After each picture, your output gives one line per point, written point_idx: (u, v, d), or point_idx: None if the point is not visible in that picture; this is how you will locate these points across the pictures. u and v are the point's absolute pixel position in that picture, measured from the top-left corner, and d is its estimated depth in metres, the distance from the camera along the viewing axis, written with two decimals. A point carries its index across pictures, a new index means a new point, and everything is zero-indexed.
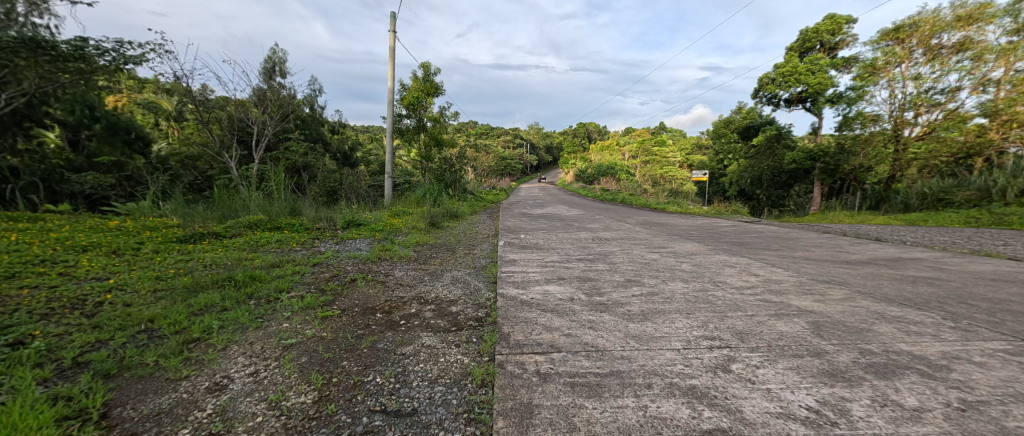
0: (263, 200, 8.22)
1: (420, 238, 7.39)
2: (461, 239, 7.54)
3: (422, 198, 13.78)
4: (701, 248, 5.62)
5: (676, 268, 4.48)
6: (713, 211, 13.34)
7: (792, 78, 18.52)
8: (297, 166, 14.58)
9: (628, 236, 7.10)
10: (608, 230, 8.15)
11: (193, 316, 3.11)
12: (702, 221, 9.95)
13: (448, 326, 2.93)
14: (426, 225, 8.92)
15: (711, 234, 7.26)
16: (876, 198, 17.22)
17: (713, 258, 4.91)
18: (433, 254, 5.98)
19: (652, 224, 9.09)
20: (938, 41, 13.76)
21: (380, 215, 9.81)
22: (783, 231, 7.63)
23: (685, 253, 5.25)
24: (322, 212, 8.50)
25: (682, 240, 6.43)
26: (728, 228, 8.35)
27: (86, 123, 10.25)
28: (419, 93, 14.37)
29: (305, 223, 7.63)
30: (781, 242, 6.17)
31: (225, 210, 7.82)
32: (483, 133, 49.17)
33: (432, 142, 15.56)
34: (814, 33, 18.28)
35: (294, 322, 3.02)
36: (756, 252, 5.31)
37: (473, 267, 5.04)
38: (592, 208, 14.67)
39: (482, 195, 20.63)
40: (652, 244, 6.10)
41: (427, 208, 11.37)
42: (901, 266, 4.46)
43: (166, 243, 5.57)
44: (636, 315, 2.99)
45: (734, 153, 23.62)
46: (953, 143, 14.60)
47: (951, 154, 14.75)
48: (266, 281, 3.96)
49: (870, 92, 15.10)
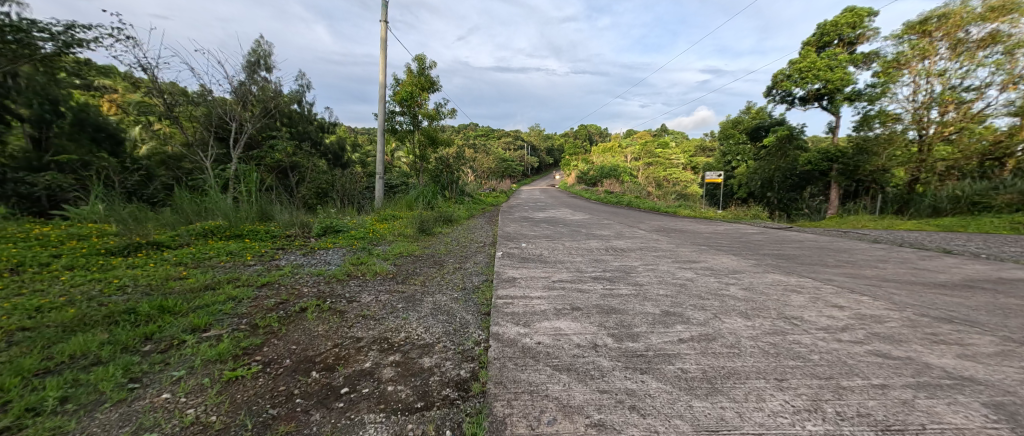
0: (227, 203, 7.21)
1: (405, 247, 6.37)
2: (453, 248, 6.55)
3: (416, 200, 12.79)
4: (743, 263, 4.59)
5: (724, 293, 3.45)
6: (731, 216, 12.33)
7: (809, 73, 17.49)
8: (283, 167, 13.64)
9: (648, 247, 6.08)
10: (621, 238, 7.13)
11: (35, 378, 2.11)
12: (724, 227, 8.95)
13: (411, 401, 1.92)
14: (414, 232, 7.89)
15: (743, 244, 6.24)
16: (900, 201, 15.94)
17: (766, 279, 3.87)
18: (417, 270, 4.91)
19: (670, 231, 8.07)
20: (964, 35, 12.74)
21: (365, 220, 8.81)
22: (824, 241, 6.61)
23: (727, 271, 4.22)
24: (296, 216, 7.50)
25: (713, 252, 5.40)
26: (759, 236, 7.33)
27: (49, 119, 8.74)
28: (412, 87, 13.39)
29: (273, 230, 6.62)
30: (835, 256, 5.13)
31: (180, 217, 6.80)
32: (483, 134, 48.30)
33: (427, 141, 14.44)
34: (833, 27, 17.31)
35: (179, 391, 2.01)
36: (816, 269, 4.27)
37: (462, 289, 3.99)
38: (598, 212, 13.67)
39: (480, 198, 19.65)
40: (680, 258, 5.07)
41: (419, 212, 10.36)
42: (1020, 291, 3.42)
43: (88, 256, 4.53)
44: (698, 382, 1.98)
45: (744, 155, 22.67)
46: (973, 145, 13.85)
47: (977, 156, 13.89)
48: (180, 315, 2.94)
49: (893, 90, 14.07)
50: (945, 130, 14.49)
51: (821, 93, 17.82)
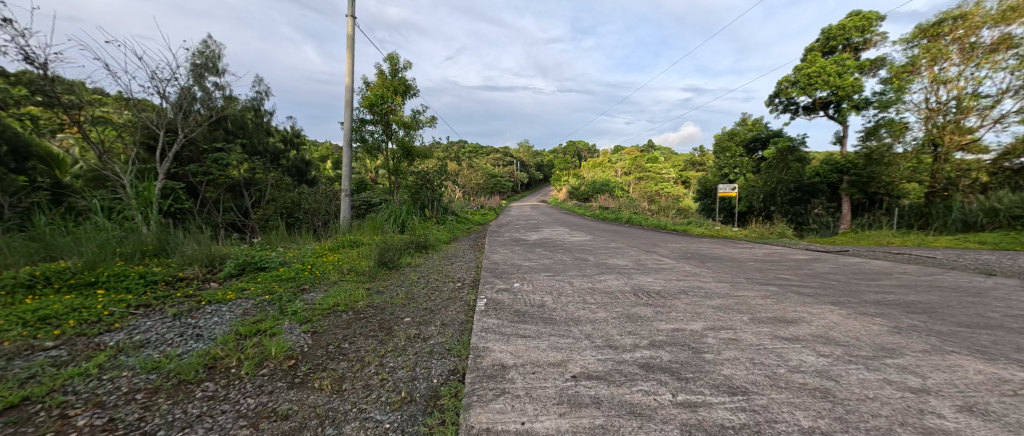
0: (101, 236, 5.17)
1: (346, 295, 4.43)
2: (416, 295, 4.63)
3: (386, 222, 10.86)
4: (877, 330, 2.82)
5: (945, 429, 1.66)
6: (754, 234, 10.69)
7: (818, 79, 15.72)
8: (237, 185, 11.66)
9: (694, 288, 4.30)
10: (647, 272, 5.34)
11: None
12: (763, 251, 7.27)
13: None
14: (370, 268, 5.91)
15: (823, 282, 4.50)
16: (920, 216, 14.37)
17: (968, 374, 2.12)
18: (342, 347, 3.00)
19: (704, 259, 6.34)
20: (977, 39, 11.37)
21: (308, 251, 6.81)
22: (921, 274, 4.95)
23: (870, 351, 2.45)
24: (203, 248, 5.50)
25: (801, 301, 3.65)
26: (825, 266, 5.63)
27: None
28: (384, 90, 11.59)
29: (156, 272, 4.63)
30: (987, 306, 3.41)
31: (19, 257, 4.70)
32: (471, 150, 46.75)
33: (401, 154, 12.55)
34: (839, 31, 15.73)
35: None
36: (1016, 344, 2.53)
37: (399, 410, 2.09)
38: (600, 232, 11.96)
39: (466, 216, 17.79)
40: (760, 314, 3.28)
41: (386, 237, 8.39)
42: None
43: None
44: None
45: (741, 166, 20.25)
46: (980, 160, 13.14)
47: (980, 168, 13.33)
48: None
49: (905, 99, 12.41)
50: (946, 134, 13.26)
51: (828, 101, 16.25)
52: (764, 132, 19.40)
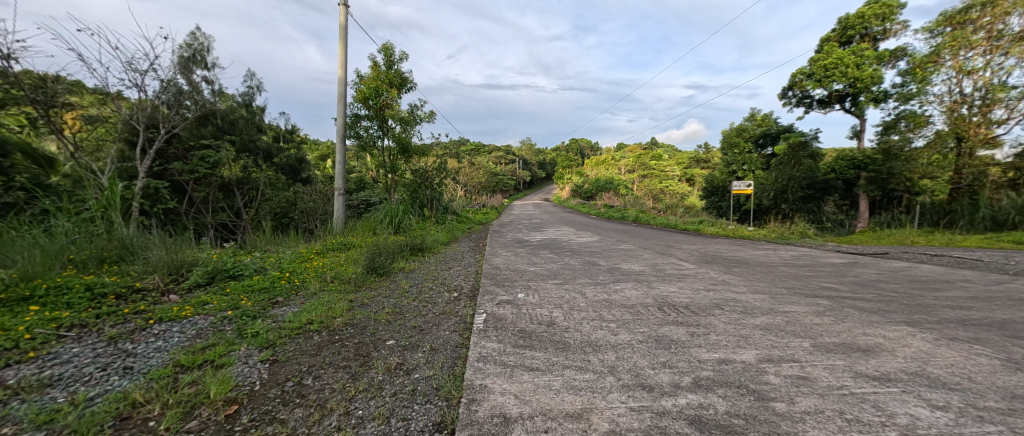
0: (50, 242, 4.55)
1: (325, 311, 3.82)
2: (406, 309, 4.01)
3: (382, 222, 10.27)
4: (987, 366, 2.20)
5: None
6: (772, 234, 10.04)
7: (835, 71, 14.81)
8: (229, 184, 11.04)
9: (730, 301, 3.67)
10: (669, 280, 4.70)
11: None
12: (791, 255, 6.62)
13: None
14: (357, 275, 5.29)
15: (880, 293, 3.87)
16: (942, 214, 13.48)
17: None
18: (304, 384, 2.40)
19: (730, 263, 5.72)
20: (1005, 26, 10.50)
21: (293, 256, 6.21)
22: (986, 282, 4.31)
23: (1001, 402, 1.84)
24: (170, 254, 4.89)
25: (867, 319, 3.03)
26: (870, 271, 4.99)
27: None
28: (378, 83, 10.95)
29: (105, 283, 4.02)
30: None
31: None
32: (473, 149, 46.14)
33: (397, 150, 11.92)
34: (858, 19, 14.88)
35: None
36: None
37: None
38: (608, 232, 11.35)
39: (466, 215, 17.21)
40: (824, 339, 2.65)
41: (379, 239, 7.77)
42: None
43: None
44: None
45: (750, 163, 19.34)
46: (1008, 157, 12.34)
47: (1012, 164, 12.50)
48: None
49: (928, 91, 11.60)
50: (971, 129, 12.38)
51: (844, 94, 15.35)
52: (774, 128, 18.69)
